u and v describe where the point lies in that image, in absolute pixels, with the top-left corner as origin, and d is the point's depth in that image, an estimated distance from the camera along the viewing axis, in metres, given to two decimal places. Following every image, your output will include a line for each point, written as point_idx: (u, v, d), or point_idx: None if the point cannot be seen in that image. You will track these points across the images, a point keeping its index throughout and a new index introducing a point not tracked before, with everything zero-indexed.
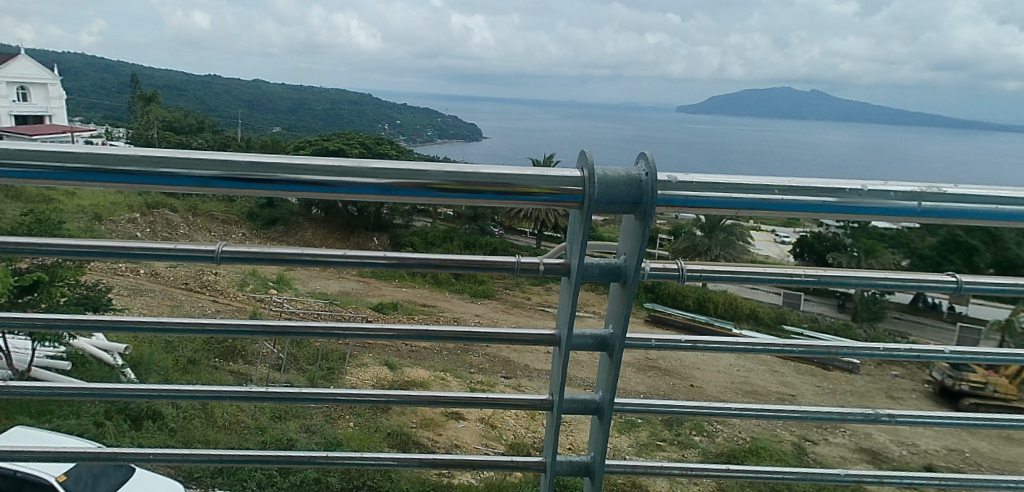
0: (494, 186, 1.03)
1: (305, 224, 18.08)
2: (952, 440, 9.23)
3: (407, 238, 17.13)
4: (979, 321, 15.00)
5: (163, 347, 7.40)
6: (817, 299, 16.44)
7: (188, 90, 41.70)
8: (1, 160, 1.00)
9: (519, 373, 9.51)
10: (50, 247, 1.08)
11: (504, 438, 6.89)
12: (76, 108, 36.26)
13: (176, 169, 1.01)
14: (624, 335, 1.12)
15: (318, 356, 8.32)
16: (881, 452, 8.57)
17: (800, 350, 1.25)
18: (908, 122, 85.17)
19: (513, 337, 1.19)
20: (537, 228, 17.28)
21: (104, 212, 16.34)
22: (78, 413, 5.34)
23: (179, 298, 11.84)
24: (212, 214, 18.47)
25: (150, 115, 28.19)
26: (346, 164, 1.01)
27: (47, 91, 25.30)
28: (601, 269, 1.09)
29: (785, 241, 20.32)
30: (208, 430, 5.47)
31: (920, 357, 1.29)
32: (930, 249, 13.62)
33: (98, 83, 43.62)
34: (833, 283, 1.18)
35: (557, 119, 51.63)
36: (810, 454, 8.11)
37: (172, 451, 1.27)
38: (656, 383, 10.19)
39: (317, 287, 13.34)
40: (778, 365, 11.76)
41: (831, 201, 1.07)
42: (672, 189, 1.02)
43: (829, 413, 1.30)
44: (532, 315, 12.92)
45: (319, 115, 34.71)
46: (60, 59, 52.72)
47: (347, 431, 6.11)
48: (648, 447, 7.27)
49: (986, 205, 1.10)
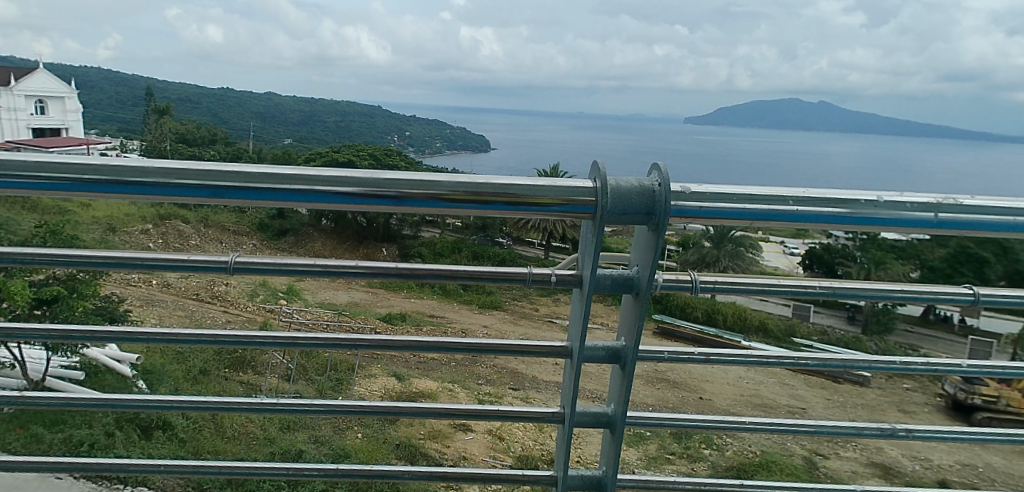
0: (504, 196, 1.03)
1: (315, 235, 18.16)
2: (965, 455, 9.09)
3: (416, 248, 17.18)
4: (991, 335, 14.81)
5: (175, 358, 7.42)
6: (827, 312, 16.27)
7: (202, 103, 42.25)
8: (19, 172, 1.01)
9: (527, 385, 9.47)
10: (65, 257, 1.09)
11: (512, 450, 6.86)
12: (90, 120, 36.85)
13: (190, 180, 1.02)
14: (636, 346, 1.12)
15: (328, 367, 8.35)
16: (893, 467, 8.47)
17: (813, 363, 1.25)
18: (918, 132, 84.54)
19: (526, 349, 1.19)
20: (544, 238, 17.16)
21: (118, 224, 16.48)
22: (90, 423, 5.35)
23: (190, 308, 11.91)
24: (223, 225, 18.56)
25: (162, 127, 28.53)
26: (357, 175, 1.02)
27: (63, 103, 25.69)
28: (614, 280, 1.09)
29: (795, 251, 20.21)
30: (218, 440, 5.50)
31: (937, 370, 1.28)
32: (942, 262, 13.46)
33: (114, 96, 44.26)
34: (849, 294, 1.17)
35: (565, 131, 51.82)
36: (822, 468, 7.99)
37: (181, 463, 1.27)
38: (665, 395, 10.13)
39: (326, 298, 13.37)
40: (788, 378, 11.67)
41: (844, 213, 1.06)
42: (685, 199, 1.02)
43: (842, 428, 1.29)
44: (540, 326, 12.88)
45: (329, 127, 34.98)
46: (77, 71, 53.60)
47: (355, 442, 6.08)
48: (657, 460, 7.23)
49: (1000, 217, 1.10)
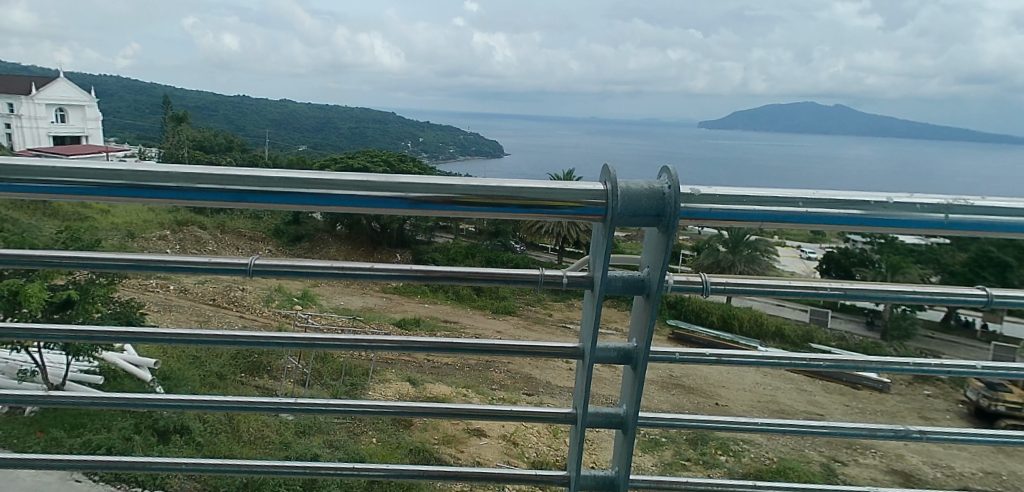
0: (517, 200, 1.04)
1: (330, 241, 18.33)
2: (988, 463, 8.94)
3: (430, 253, 17.25)
4: (1013, 341, 14.58)
5: (192, 362, 7.51)
6: (845, 317, 16.08)
7: (219, 110, 42.91)
8: (46, 176, 1.04)
9: (541, 390, 9.49)
10: (87, 261, 1.13)
11: (526, 455, 6.86)
12: (108, 128, 37.50)
13: (211, 184, 1.05)
14: (648, 347, 1.12)
15: (342, 371, 8.44)
16: (914, 474, 8.34)
17: (828, 364, 1.24)
18: (937, 134, 83.17)
19: (537, 350, 1.20)
20: (558, 244, 17.13)
21: (137, 230, 16.73)
22: (108, 427, 5.43)
23: (206, 313, 12.05)
24: (239, 231, 18.76)
25: (180, 134, 28.97)
26: (374, 179, 1.05)
27: (82, 111, 26.16)
28: (625, 281, 1.09)
29: (812, 256, 20.03)
30: (234, 444, 5.56)
31: (951, 371, 1.27)
32: (961, 265, 13.24)
33: (133, 105, 45.05)
34: (863, 296, 1.18)
35: (580, 136, 51.81)
36: (840, 475, 7.90)
37: (203, 460, 1.30)
38: (680, 401, 10.07)
39: (340, 303, 13.50)
40: (805, 383, 11.59)
41: (858, 214, 1.07)
42: (696, 201, 1.03)
43: (856, 430, 1.31)
44: (554, 332, 12.87)
45: (344, 133, 35.26)
46: (97, 80, 54.64)
47: (369, 446, 6.14)
48: (673, 466, 7.14)
49: (1012, 217, 1.10)
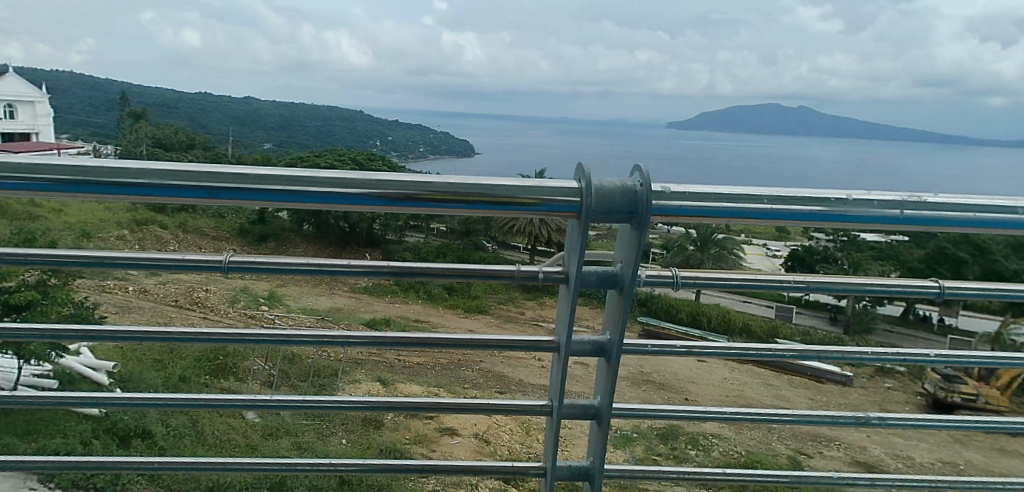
0: (490, 196, 1.03)
1: (297, 240, 18.06)
2: (945, 453, 9.24)
3: (400, 252, 17.13)
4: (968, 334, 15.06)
5: (154, 365, 7.31)
6: (809, 312, 16.44)
7: (181, 108, 41.92)
8: (9, 172, 0.99)
9: (513, 388, 9.50)
10: (53, 257, 1.08)
11: (499, 453, 6.86)
12: (63, 124, 36.29)
13: (185, 181, 1.01)
14: (621, 341, 1.12)
15: (310, 372, 8.30)
16: (876, 465, 8.57)
17: (794, 355, 1.25)
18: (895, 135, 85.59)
19: (512, 344, 1.18)
20: (528, 242, 17.14)
21: (95, 230, 16.23)
22: (64, 432, 5.26)
23: (169, 314, 11.76)
24: (203, 231, 18.35)
25: (140, 132, 28.21)
26: (348, 176, 1.01)
27: (36, 108, 25.27)
28: (598, 277, 1.09)
29: (777, 253, 20.43)
30: (196, 447, 5.42)
31: (908, 360, 1.30)
32: (919, 262, 13.61)
33: (90, 101, 43.72)
34: (825, 289, 1.20)
35: (550, 136, 51.97)
36: (805, 467, 8.09)
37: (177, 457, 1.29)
38: (650, 396, 10.18)
39: (308, 303, 13.31)
40: (772, 378, 11.82)
41: (820, 210, 1.08)
42: (667, 199, 1.03)
43: (821, 417, 1.33)
44: (525, 330, 12.89)
45: (312, 132, 34.76)
46: (51, 75, 52.85)
47: (339, 448, 6.05)
48: (644, 461, 7.21)
49: (969, 213, 1.12)
